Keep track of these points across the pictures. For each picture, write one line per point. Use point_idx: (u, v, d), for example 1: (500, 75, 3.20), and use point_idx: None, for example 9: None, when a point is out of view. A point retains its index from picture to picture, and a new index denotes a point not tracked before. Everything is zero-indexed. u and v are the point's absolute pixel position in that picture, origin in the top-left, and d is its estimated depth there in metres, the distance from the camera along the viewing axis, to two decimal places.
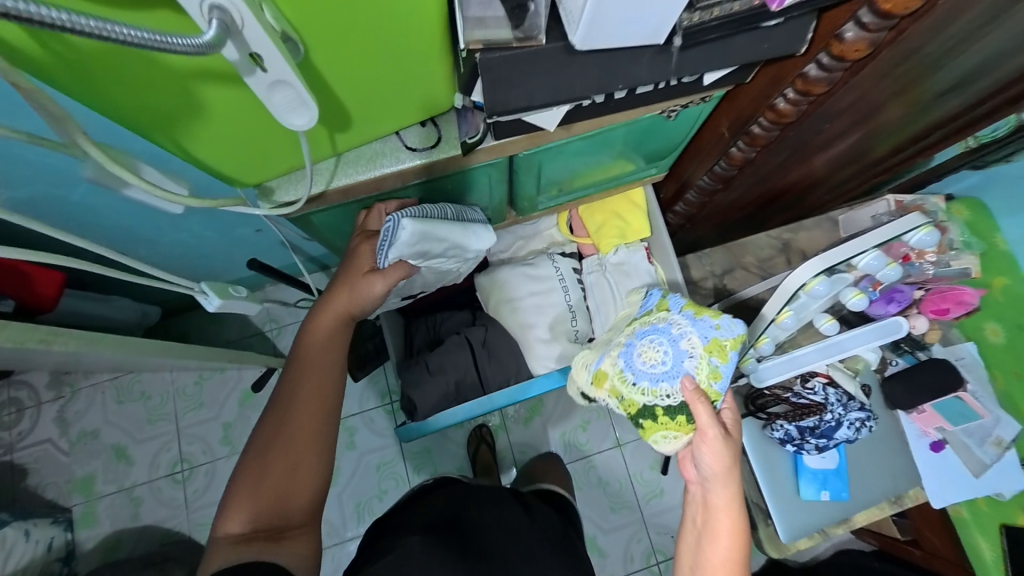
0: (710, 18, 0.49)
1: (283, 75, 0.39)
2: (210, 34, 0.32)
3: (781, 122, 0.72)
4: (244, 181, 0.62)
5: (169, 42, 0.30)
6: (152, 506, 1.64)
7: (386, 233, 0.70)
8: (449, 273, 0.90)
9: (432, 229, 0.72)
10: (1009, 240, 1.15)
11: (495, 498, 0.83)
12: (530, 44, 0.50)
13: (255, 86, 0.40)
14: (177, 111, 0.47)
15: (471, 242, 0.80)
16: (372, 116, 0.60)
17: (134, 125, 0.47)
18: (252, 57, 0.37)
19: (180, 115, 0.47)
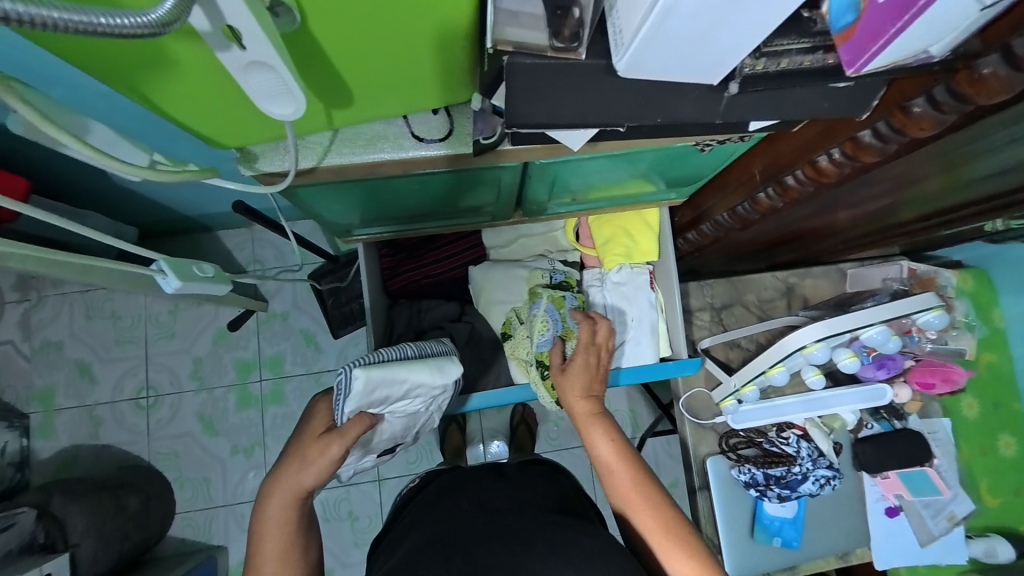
0: (775, 68, 0.42)
1: (263, 57, 0.35)
2: (165, 8, 0.27)
3: (819, 179, 0.67)
4: (223, 142, 0.55)
5: (96, 24, 0.24)
6: (113, 429, 1.62)
7: (339, 387, 0.65)
8: (419, 417, 0.80)
9: (390, 374, 0.67)
10: (1006, 316, 1.17)
11: (472, 481, 0.87)
12: (568, 56, 0.43)
13: (231, 62, 0.36)
14: (139, 64, 0.40)
15: (438, 377, 0.73)
16: (376, 97, 0.53)
17: (87, 71, 0.41)
18: (228, 31, 0.33)
19: (140, 69, 0.41)
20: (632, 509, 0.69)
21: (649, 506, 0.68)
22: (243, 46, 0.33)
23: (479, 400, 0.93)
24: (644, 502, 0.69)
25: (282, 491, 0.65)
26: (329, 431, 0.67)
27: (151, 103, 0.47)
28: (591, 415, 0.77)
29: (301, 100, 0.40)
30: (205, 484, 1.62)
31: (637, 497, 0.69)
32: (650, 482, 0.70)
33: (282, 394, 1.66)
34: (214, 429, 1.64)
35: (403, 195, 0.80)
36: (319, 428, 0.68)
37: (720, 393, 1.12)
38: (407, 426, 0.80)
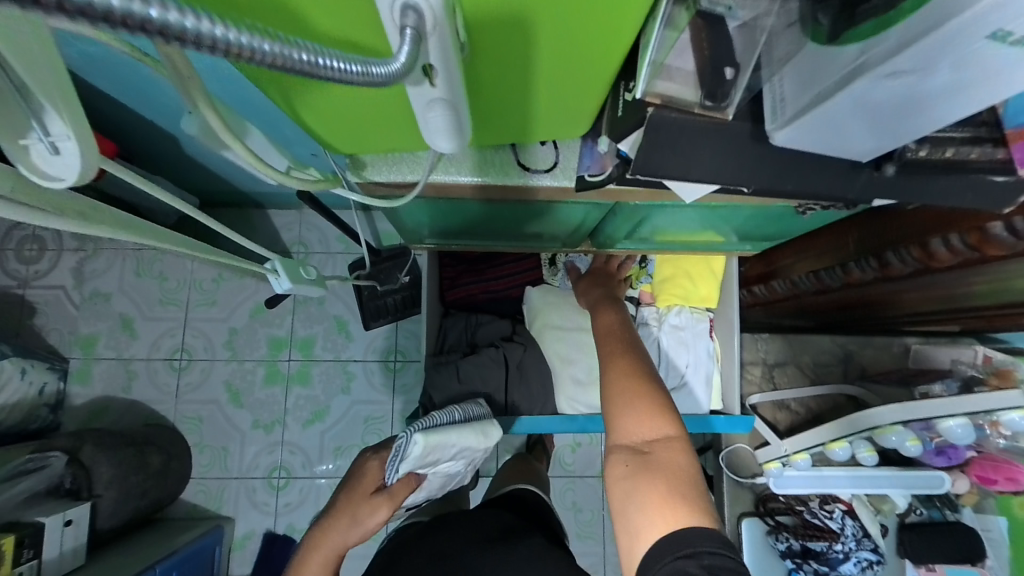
0: (938, 158, 0.41)
1: (447, 94, 0.35)
2: (404, 57, 0.27)
3: (926, 262, 0.64)
4: (339, 148, 0.56)
5: (371, 74, 0.25)
6: (145, 386, 1.67)
7: (397, 449, 0.66)
8: (456, 479, 0.80)
9: (445, 438, 0.67)
10: None
11: (442, 524, 0.81)
12: (715, 116, 0.42)
13: (414, 98, 0.36)
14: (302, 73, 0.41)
15: (483, 440, 0.75)
16: (498, 125, 0.54)
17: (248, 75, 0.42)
18: (425, 71, 0.33)
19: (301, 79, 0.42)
20: (616, 358, 0.66)
21: (635, 359, 0.65)
22: (436, 85, 0.34)
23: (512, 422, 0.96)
24: (623, 354, 0.66)
25: (310, 572, 0.64)
26: (379, 491, 0.69)
27: (292, 108, 0.48)
28: (605, 301, 0.85)
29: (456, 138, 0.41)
30: (223, 454, 1.65)
31: (620, 351, 0.67)
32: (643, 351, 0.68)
33: (309, 376, 1.69)
34: (240, 401, 1.68)
35: (494, 217, 0.81)
36: (368, 487, 0.69)
37: (765, 454, 1.08)
38: (443, 486, 0.79)
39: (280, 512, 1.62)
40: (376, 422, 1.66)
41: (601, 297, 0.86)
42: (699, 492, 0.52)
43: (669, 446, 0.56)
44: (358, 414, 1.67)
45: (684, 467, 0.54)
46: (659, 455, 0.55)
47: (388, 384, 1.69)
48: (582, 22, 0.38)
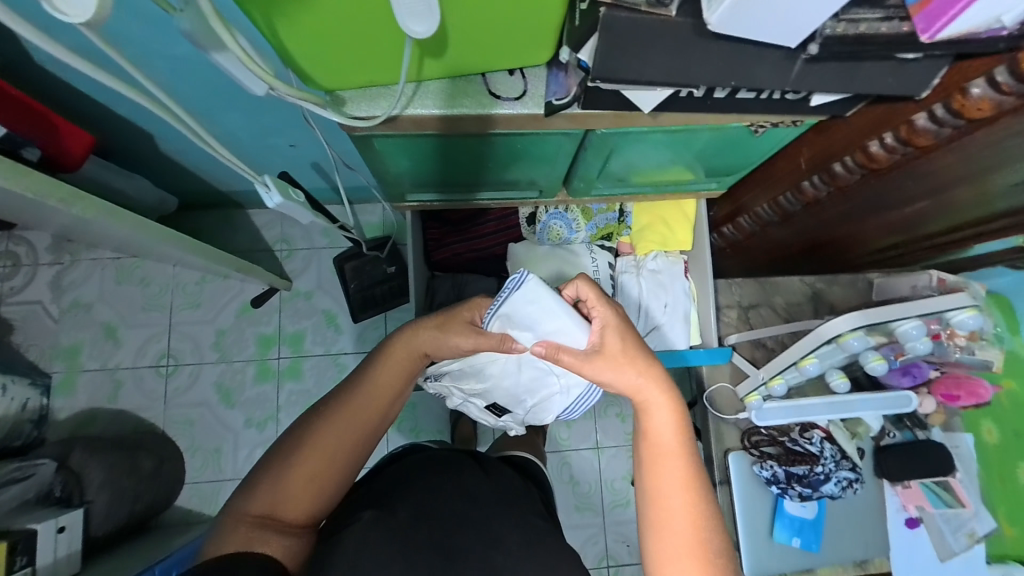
0: (855, 34, 0.47)
1: None
2: None
3: (869, 166, 0.70)
4: (320, 82, 0.60)
5: None
6: (132, 392, 1.65)
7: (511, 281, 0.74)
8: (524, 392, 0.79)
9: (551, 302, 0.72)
10: None
11: (453, 461, 0.76)
12: (660, 12, 0.46)
13: None
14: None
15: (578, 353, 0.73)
16: (467, 52, 0.58)
17: None
18: None
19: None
20: (665, 520, 0.59)
21: (691, 523, 0.58)
22: None
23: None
24: (680, 472, 0.60)
25: (356, 418, 0.68)
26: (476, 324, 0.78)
27: (275, 34, 0.51)
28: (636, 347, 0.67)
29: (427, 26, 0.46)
30: (216, 455, 1.63)
31: (674, 461, 0.61)
32: (707, 505, 0.59)
33: (300, 370, 1.69)
34: (231, 400, 1.67)
35: (469, 158, 0.82)
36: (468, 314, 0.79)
37: (746, 387, 1.14)
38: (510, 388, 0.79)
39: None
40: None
41: (625, 360, 0.66)
42: None
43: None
44: None
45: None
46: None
47: None
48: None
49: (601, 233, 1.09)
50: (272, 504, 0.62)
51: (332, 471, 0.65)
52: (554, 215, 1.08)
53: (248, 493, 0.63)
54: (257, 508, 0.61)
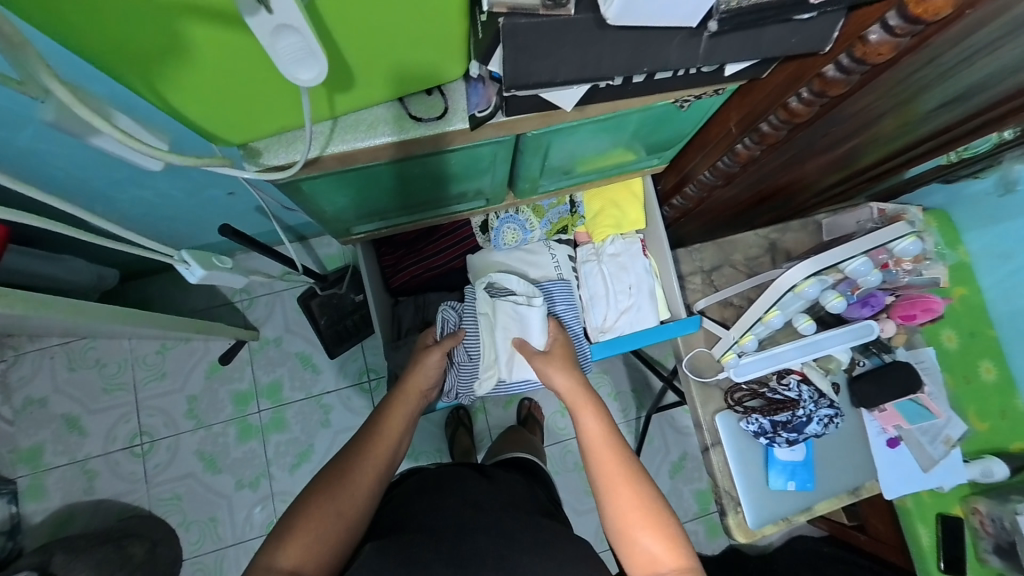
0: (749, 4, 0.46)
1: (293, 21, 0.36)
2: None
3: (792, 121, 0.72)
4: (227, 137, 0.57)
5: None
6: (109, 480, 1.55)
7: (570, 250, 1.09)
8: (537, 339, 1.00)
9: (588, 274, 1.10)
10: (970, 251, 1.26)
11: (454, 475, 0.77)
12: (559, 13, 0.45)
13: (258, 30, 0.36)
14: (154, 50, 0.41)
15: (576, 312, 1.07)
16: (377, 77, 0.55)
17: (104, 65, 0.41)
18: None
19: (154, 57, 0.42)
20: (611, 485, 0.65)
21: (630, 483, 0.64)
22: (273, 10, 0.34)
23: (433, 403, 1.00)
24: (629, 482, 0.64)
25: (375, 457, 0.70)
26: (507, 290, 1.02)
27: (162, 98, 0.48)
28: (578, 390, 0.78)
29: (320, 64, 0.40)
30: (212, 524, 1.55)
31: (620, 476, 0.65)
32: (631, 455, 0.67)
33: (283, 420, 1.62)
34: (217, 465, 1.59)
35: (404, 181, 0.79)
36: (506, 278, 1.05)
37: (721, 348, 1.17)
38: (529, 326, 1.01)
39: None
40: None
41: (580, 404, 0.74)
42: None
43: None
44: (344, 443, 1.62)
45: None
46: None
47: (366, 404, 1.64)
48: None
49: (555, 228, 1.09)
50: (303, 554, 0.57)
51: (350, 508, 0.63)
52: (507, 219, 1.07)
53: (276, 546, 0.58)
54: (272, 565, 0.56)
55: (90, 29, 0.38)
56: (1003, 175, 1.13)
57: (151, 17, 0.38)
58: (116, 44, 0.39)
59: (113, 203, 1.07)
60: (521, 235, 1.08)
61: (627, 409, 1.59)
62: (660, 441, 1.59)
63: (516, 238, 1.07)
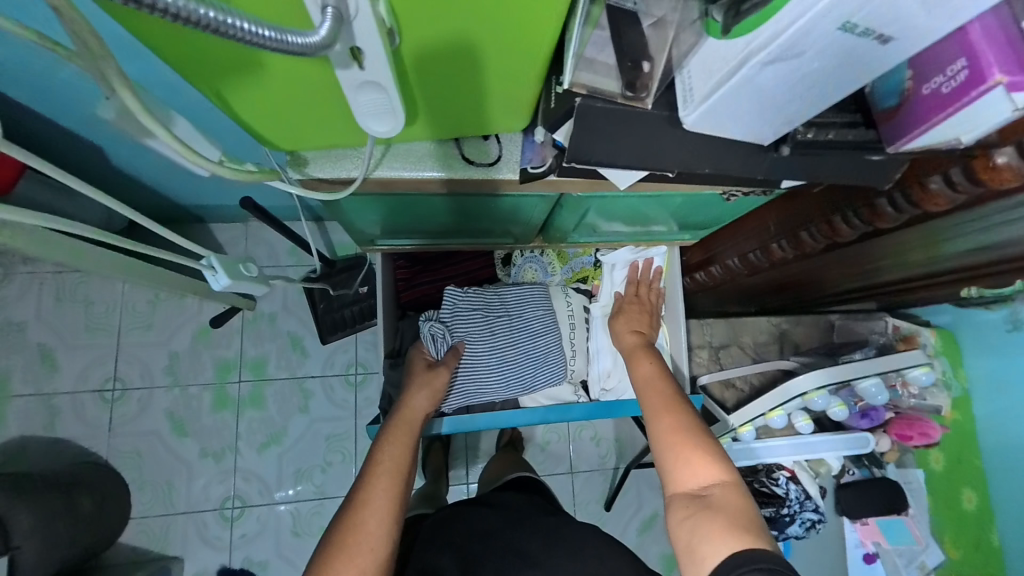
0: (824, 138, 0.47)
1: (381, 78, 0.37)
2: (325, 32, 0.29)
3: (833, 237, 0.72)
4: (279, 144, 0.56)
5: (287, 41, 0.27)
6: (72, 422, 1.51)
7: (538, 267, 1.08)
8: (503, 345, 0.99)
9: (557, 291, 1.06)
10: (970, 375, 1.19)
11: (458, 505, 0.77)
12: (635, 104, 0.46)
13: (345, 80, 0.37)
14: (230, 64, 0.41)
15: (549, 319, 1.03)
16: (439, 118, 0.55)
17: (179, 69, 0.41)
18: (353, 52, 0.34)
19: (230, 69, 0.42)
20: (657, 411, 0.70)
21: (675, 407, 0.70)
22: (365, 66, 0.35)
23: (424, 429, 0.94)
24: (672, 409, 0.69)
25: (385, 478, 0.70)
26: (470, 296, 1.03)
27: (225, 103, 0.47)
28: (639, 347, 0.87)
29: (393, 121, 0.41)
30: (167, 489, 1.51)
31: (666, 403, 0.71)
32: (678, 392, 0.73)
33: (262, 398, 1.58)
34: (185, 430, 1.55)
35: (441, 211, 0.80)
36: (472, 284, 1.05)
37: (717, 430, 1.14)
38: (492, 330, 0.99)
39: (235, 544, 1.51)
40: (338, 440, 1.58)
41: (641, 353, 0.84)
42: (761, 531, 0.54)
43: (724, 491, 0.59)
44: (317, 433, 1.58)
45: (742, 508, 0.57)
46: (716, 497, 0.58)
47: (348, 399, 1.61)
48: (511, 18, 0.41)
49: (576, 276, 1.09)
50: None
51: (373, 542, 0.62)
52: (530, 258, 1.08)
53: None
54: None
55: (176, 41, 0.38)
56: (1012, 312, 1.06)
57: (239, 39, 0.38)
58: (196, 54, 0.39)
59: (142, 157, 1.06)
60: (540, 275, 1.09)
61: (606, 457, 1.56)
62: (634, 497, 1.55)
63: (532, 277, 1.08)
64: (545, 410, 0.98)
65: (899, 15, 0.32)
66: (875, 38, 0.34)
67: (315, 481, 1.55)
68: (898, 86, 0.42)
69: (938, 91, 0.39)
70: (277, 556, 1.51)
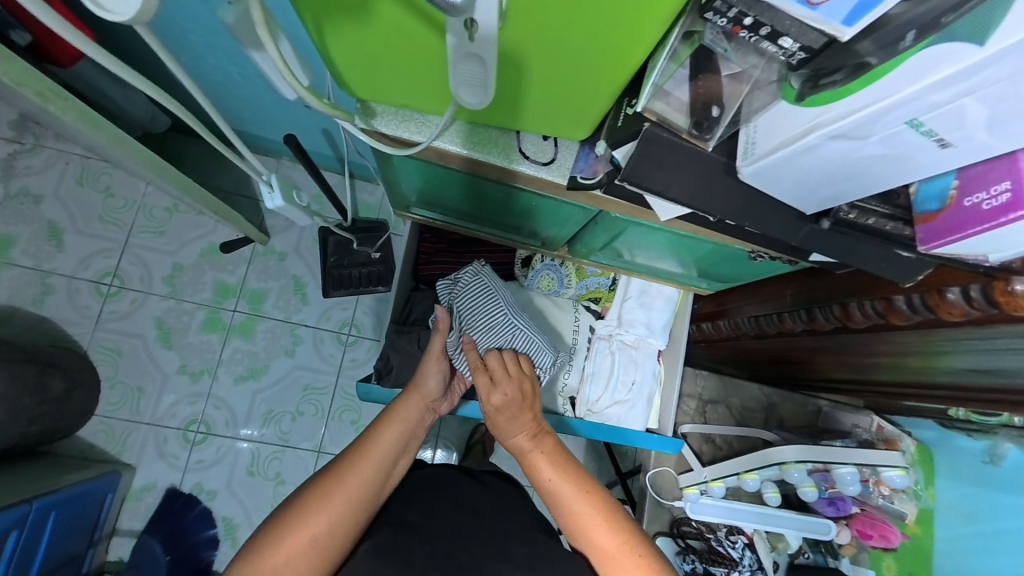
0: (864, 222, 0.49)
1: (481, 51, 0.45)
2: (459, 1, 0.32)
3: (845, 321, 0.74)
4: (356, 90, 0.58)
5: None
6: (61, 305, 1.53)
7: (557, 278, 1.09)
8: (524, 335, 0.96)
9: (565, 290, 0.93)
10: (938, 498, 1.18)
11: (449, 477, 0.79)
12: (697, 143, 0.49)
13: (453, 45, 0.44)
14: (341, 3, 0.43)
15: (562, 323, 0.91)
16: (513, 109, 0.57)
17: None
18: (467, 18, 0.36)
19: (338, 8, 0.44)
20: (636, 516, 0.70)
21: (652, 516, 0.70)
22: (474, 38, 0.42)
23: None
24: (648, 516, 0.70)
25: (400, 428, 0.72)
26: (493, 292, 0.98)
27: (322, 41, 0.49)
28: None
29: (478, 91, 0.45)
30: (136, 394, 1.53)
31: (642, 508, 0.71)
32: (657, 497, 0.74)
33: (252, 330, 1.61)
34: (170, 341, 1.57)
35: (483, 197, 0.82)
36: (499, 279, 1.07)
37: (687, 479, 1.16)
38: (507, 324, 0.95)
39: (189, 468, 1.51)
40: (315, 392, 1.59)
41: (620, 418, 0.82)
42: None
43: None
44: (297, 380, 1.59)
45: None
46: None
47: (336, 355, 1.62)
48: (607, 37, 0.42)
49: (589, 295, 1.11)
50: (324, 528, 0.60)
51: (335, 516, 0.61)
52: (549, 266, 1.08)
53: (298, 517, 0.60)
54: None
55: None
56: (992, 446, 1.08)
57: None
58: None
59: (207, 70, 1.09)
60: (554, 285, 1.10)
61: None
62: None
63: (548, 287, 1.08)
64: None
65: (963, 127, 0.34)
66: (936, 141, 0.36)
67: (283, 426, 1.56)
68: (942, 194, 0.45)
69: (979, 206, 0.41)
70: (227, 489, 1.51)
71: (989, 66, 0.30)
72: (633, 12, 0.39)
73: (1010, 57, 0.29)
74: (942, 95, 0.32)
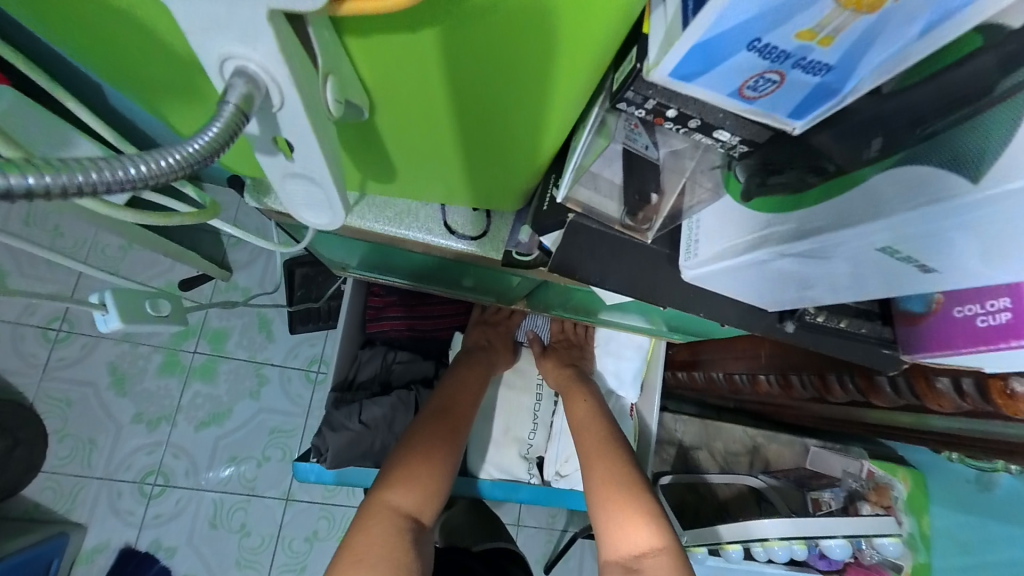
0: (833, 325, 0.42)
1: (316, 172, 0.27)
2: (217, 140, 0.19)
3: (824, 391, 0.66)
4: (239, 169, 0.49)
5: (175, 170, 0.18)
6: (1, 354, 1.23)
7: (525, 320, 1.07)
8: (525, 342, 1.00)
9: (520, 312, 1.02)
10: (933, 526, 1.08)
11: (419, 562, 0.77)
12: (634, 234, 0.41)
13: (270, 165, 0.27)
14: (163, 86, 0.32)
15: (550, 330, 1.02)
16: (427, 187, 0.47)
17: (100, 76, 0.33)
18: (281, 142, 0.25)
19: (156, 93, 0.34)
20: (593, 458, 0.75)
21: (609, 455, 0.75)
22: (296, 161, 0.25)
23: (360, 474, 0.86)
24: (602, 455, 0.76)
25: (474, 371, 0.88)
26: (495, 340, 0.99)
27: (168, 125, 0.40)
28: (571, 383, 0.91)
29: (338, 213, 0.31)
30: (88, 448, 1.24)
31: (598, 452, 0.76)
32: (613, 441, 0.78)
33: (214, 372, 1.33)
34: (125, 388, 1.28)
35: (415, 261, 0.74)
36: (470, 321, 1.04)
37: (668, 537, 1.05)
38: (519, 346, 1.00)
39: (147, 524, 1.24)
40: (283, 436, 1.32)
41: (574, 387, 0.90)
42: (675, 543, 0.64)
43: (657, 559, 0.62)
44: (263, 424, 1.32)
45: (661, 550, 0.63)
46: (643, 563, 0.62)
47: (305, 395, 1.36)
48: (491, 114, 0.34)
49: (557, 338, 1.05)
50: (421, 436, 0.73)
51: (448, 450, 0.73)
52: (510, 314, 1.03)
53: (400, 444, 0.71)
54: (390, 501, 0.63)
55: (71, 39, 0.29)
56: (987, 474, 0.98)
57: (169, 61, 0.29)
58: (126, 70, 0.31)
59: None
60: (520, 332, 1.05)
61: (557, 517, 1.47)
62: (576, 563, 1.47)
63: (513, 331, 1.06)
64: (491, 484, 0.92)
65: (950, 256, 0.26)
66: (915, 266, 0.27)
67: (248, 471, 1.30)
68: (926, 297, 0.37)
69: (972, 320, 0.34)
70: (189, 545, 1.25)
71: (982, 207, 0.22)
72: (542, 72, 0.30)
73: (1005, 199, 0.21)
74: (917, 229, 0.24)
